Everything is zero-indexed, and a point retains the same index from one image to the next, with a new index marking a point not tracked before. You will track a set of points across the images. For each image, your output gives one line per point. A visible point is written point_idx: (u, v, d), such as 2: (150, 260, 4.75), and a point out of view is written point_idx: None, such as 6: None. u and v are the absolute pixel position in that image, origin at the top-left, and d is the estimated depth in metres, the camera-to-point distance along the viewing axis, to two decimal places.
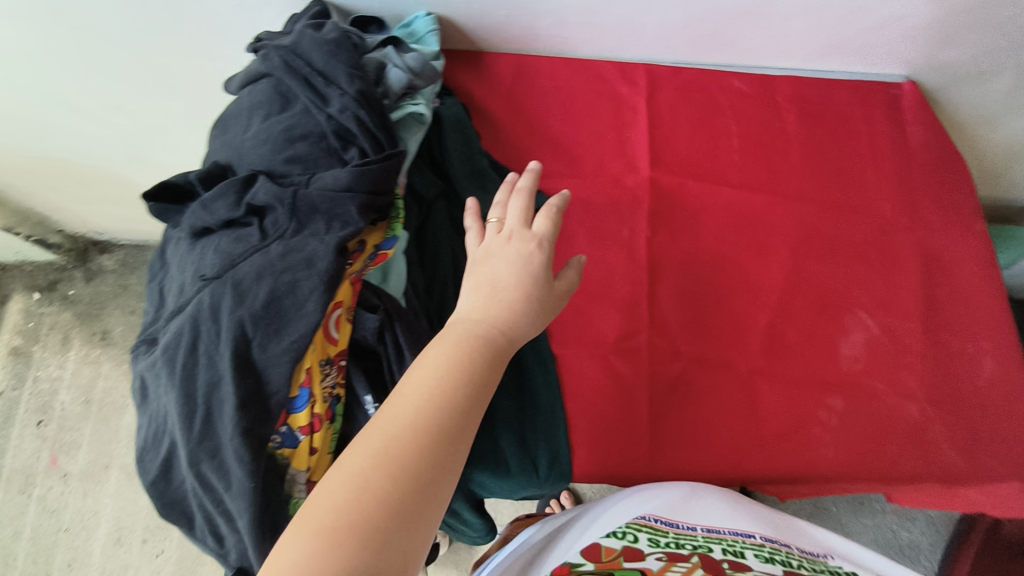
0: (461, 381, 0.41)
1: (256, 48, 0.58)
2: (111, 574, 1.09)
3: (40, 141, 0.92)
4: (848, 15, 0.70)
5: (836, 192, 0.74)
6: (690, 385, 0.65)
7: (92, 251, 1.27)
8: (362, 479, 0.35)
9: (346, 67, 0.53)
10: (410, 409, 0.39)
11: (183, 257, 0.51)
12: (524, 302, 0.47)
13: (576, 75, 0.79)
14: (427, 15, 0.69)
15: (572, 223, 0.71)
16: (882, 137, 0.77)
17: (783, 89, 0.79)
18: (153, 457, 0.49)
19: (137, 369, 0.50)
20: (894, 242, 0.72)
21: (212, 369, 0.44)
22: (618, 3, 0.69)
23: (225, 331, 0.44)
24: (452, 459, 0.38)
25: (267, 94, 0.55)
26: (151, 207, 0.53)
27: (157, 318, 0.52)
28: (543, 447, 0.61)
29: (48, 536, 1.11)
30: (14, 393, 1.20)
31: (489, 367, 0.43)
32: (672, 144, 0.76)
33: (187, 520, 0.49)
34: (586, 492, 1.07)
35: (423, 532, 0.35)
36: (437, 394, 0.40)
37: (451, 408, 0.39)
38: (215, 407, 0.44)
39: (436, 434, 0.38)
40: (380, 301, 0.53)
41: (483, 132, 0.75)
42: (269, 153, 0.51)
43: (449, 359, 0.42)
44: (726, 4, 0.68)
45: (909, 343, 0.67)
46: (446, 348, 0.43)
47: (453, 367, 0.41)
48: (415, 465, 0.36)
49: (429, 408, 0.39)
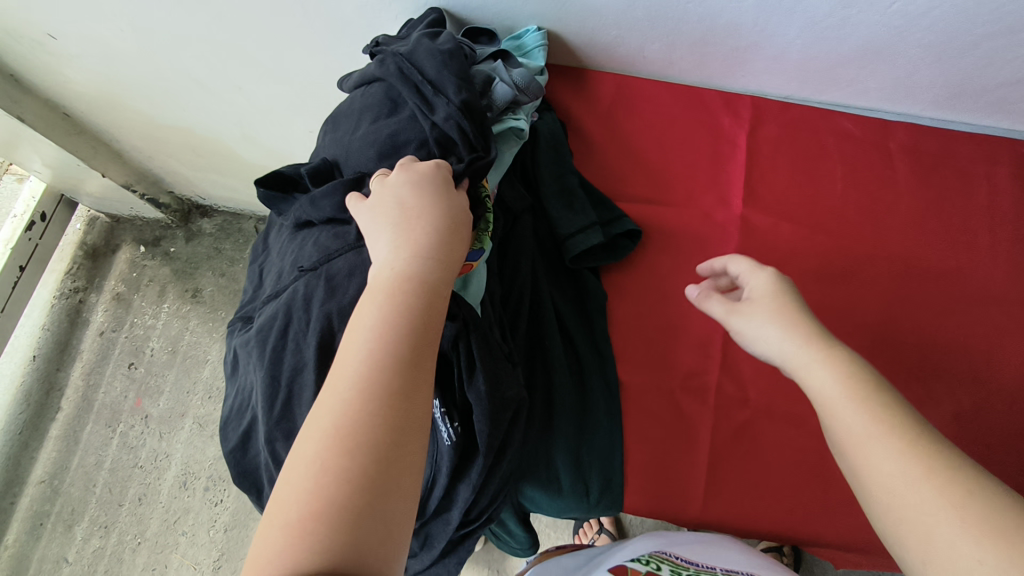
0: (400, 339, 0.40)
1: (374, 52, 0.61)
2: (174, 514, 1.17)
3: (166, 108, 0.99)
4: (983, 66, 0.65)
5: (943, 252, 0.69)
6: (757, 433, 0.63)
7: (194, 214, 1.37)
8: (318, 462, 0.36)
9: (454, 78, 0.54)
10: (347, 377, 0.38)
11: (285, 245, 0.56)
12: (440, 233, 0.45)
13: (677, 100, 0.78)
14: (538, 30, 0.70)
15: (654, 250, 0.71)
16: (1003, 197, 0.72)
17: (897, 136, 0.75)
18: (235, 427, 0.53)
19: (231, 342, 0.55)
20: (1002, 313, 0.67)
21: (298, 355, 0.47)
22: (734, 33, 0.67)
23: (314, 321, 0.46)
24: (405, 415, 0.38)
25: (379, 98, 0.57)
26: (260, 194, 0.56)
27: (254, 298, 0.56)
28: (596, 472, 0.61)
29: (124, 469, 1.20)
30: (112, 334, 1.31)
31: (425, 314, 0.41)
32: (768, 181, 0.74)
33: (256, 490, 0.52)
34: (628, 518, 1.05)
35: (399, 501, 0.36)
36: (373, 356, 0.39)
37: (390, 366, 0.39)
38: (295, 391, 0.46)
39: (380, 395, 0.38)
40: (459, 310, 0.54)
41: (576, 148, 0.76)
42: (375, 158, 0.53)
43: (375, 316, 0.41)
44: (848, 43, 0.66)
45: (1005, 424, 0.62)
46: (374, 307, 0.41)
47: (385, 324, 0.40)
48: (361, 436, 0.36)
49: (368, 372, 0.38)
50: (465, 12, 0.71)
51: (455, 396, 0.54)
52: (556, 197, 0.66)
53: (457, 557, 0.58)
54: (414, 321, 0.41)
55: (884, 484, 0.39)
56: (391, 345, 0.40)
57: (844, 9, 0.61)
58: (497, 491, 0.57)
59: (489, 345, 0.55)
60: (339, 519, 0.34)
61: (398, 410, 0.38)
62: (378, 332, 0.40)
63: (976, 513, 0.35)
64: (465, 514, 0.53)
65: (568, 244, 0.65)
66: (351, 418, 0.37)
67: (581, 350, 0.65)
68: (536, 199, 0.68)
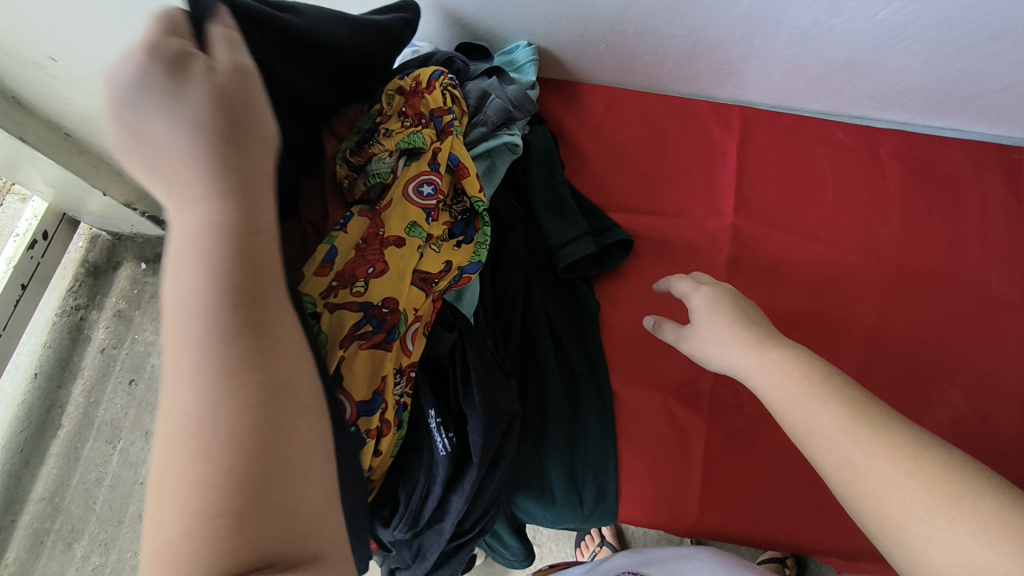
0: (232, 298, 0.29)
1: None
2: None
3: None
4: (968, 75, 0.66)
5: (936, 258, 0.69)
6: (751, 442, 0.63)
7: None
8: (185, 489, 0.26)
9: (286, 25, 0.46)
10: (182, 369, 0.28)
11: None
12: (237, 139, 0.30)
13: (668, 112, 0.78)
14: (529, 46, 0.72)
15: (647, 259, 0.71)
16: (994, 203, 0.72)
17: (887, 144, 0.75)
18: None
19: None
20: (995, 319, 0.67)
21: None
22: (722, 44, 0.68)
23: None
24: (273, 379, 0.29)
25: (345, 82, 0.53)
26: None
27: None
28: (590, 480, 0.62)
29: (126, 487, 1.16)
30: (114, 350, 1.23)
31: (252, 258, 0.30)
32: (759, 190, 0.74)
33: None
34: (630, 529, 1.05)
35: (304, 482, 0.28)
36: (199, 334, 0.28)
37: (228, 331, 0.28)
38: None
39: (228, 372, 0.28)
40: (456, 321, 0.56)
41: (569, 160, 0.76)
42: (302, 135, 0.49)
43: (193, 280, 0.28)
44: (834, 54, 0.67)
45: (1002, 429, 0.62)
46: (187, 270, 0.29)
47: (208, 287, 0.28)
48: (231, 449, 0.26)
49: (206, 355, 0.28)
50: (457, 29, 0.72)
51: (453, 410, 0.54)
52: (549, 209, 0.67)
53: (450, 568, 0.58)
54: (252, 281, 0.30)
55: (858, 475, 0.37)
56: (228, 324, 0.28)
57: (830, 19, 0.62)
58: (490, 503, 0.57)
59: (485, 356, 0.55)
60: (249, 561, 0.25)
61: (264, 398, 0.28)
62: (207, 315, 0.28)
63: (952, 495, 0.33)
64: (459, 525, 0.53)
65: (560, 255, 0.65)
66: (208, 439, 0.26)
67: (576, 360, 0.66)
68: (528, 210, 0.69)
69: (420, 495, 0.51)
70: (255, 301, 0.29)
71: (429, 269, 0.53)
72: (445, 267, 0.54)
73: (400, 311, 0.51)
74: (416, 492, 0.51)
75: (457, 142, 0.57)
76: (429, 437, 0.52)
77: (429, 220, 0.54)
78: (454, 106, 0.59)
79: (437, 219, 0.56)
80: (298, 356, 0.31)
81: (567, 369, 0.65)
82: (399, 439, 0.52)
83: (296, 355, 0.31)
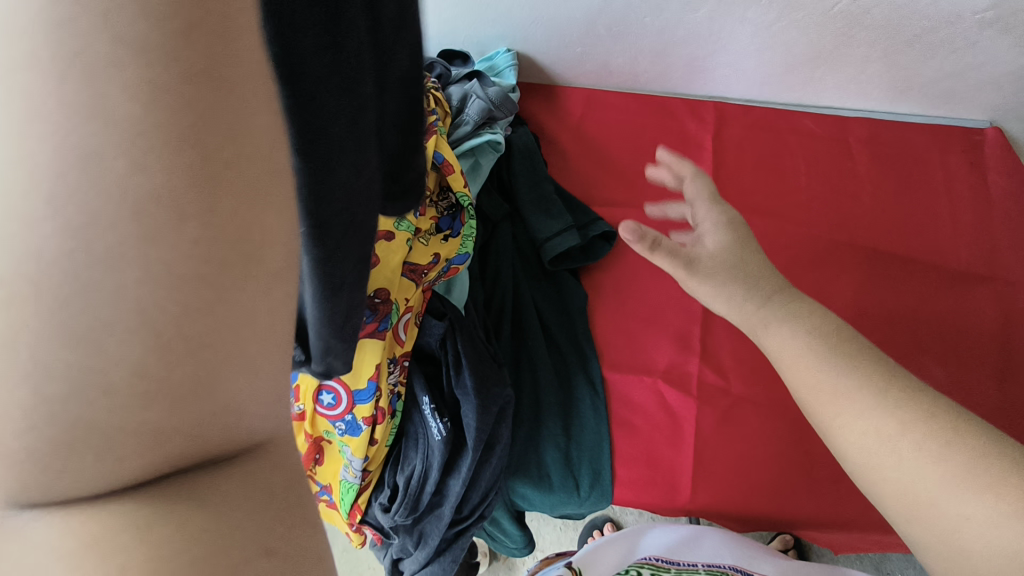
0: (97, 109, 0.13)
1: None
2: None
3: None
4: (926, 60, 0.69)
5: (908, 238, 0.72)
6: (739, 421, 0.64)
7: None
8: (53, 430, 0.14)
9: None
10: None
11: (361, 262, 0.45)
12: None
13: (645, 109, 0.81)
14: (507, 51, 0.75)
15: (630, 250, 0.73)
16: (961, 183, 0.75)
17: (855, 131, 0.78)
18: None
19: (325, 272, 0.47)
20: (968, 293, 0.69)
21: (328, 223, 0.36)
22: (691, 42, 0.71)
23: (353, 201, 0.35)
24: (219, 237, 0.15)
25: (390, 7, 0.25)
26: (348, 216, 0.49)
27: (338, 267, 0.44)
28: (586, 463, 0.64)
29: None
30: None
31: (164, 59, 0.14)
32: (735, 180, 0.77)
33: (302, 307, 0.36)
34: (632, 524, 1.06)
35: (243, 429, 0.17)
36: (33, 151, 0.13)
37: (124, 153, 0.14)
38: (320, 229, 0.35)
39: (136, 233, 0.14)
40: (445, 310, 0.57)
41: (551, 160, 0.79)
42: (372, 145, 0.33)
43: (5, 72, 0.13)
44: (797, 45, 0.70)
45: (980, 401, 0.64)
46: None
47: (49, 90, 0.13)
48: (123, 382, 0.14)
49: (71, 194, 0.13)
50: (439, 39, 0.76)
51: (446, 398, 0.55)
52: (534, 205, 0.69)
53: (451, 556, 0.59)
54: (203, 88, 0.14)
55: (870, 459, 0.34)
56: (101, 178, 0.13)
57: (791, 13, 0.65)
58: (488, 489, 0.58)
59: (477, 346, 0.56)
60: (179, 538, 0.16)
61: (202, 286, 0.15)
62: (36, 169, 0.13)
63: (965, 458, 0.30)
64: (455, 509, 0.54)
65: (544, 249, 0.68)
66: (83, 340, 0.14)
67: (566, 350, 0.68)
68: (514, 207, 0.71)
69: (418, 479, 0.53)
70: (197, 115, 0.14)
71: (417, 258, 0.55)
72: (433, 259, 0.56)
73: (392, 300, 0.52)
74: (413, 476, 0.53)
75: (441, 141, 0.59)
76: (422, 423, 0.54)
77: (416, 214, 0.56)
78: (437, 107, 0.62)
79: (425, 214, 0.57)
80: (257, 227, 0.16)
81: (558, 358, 0.68)
82: (394, 427, 0.55)
83: (275, 208, 0.17)
